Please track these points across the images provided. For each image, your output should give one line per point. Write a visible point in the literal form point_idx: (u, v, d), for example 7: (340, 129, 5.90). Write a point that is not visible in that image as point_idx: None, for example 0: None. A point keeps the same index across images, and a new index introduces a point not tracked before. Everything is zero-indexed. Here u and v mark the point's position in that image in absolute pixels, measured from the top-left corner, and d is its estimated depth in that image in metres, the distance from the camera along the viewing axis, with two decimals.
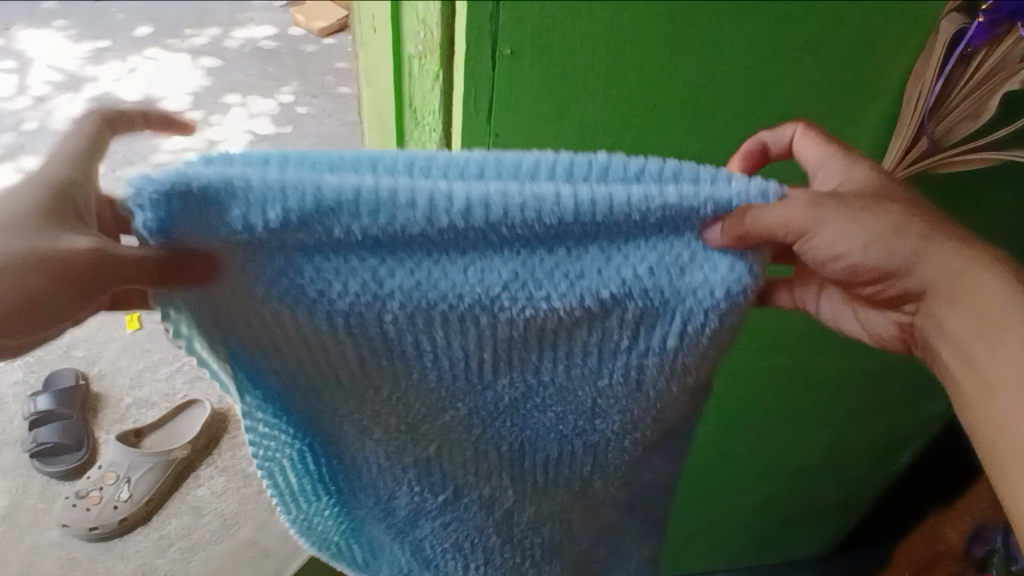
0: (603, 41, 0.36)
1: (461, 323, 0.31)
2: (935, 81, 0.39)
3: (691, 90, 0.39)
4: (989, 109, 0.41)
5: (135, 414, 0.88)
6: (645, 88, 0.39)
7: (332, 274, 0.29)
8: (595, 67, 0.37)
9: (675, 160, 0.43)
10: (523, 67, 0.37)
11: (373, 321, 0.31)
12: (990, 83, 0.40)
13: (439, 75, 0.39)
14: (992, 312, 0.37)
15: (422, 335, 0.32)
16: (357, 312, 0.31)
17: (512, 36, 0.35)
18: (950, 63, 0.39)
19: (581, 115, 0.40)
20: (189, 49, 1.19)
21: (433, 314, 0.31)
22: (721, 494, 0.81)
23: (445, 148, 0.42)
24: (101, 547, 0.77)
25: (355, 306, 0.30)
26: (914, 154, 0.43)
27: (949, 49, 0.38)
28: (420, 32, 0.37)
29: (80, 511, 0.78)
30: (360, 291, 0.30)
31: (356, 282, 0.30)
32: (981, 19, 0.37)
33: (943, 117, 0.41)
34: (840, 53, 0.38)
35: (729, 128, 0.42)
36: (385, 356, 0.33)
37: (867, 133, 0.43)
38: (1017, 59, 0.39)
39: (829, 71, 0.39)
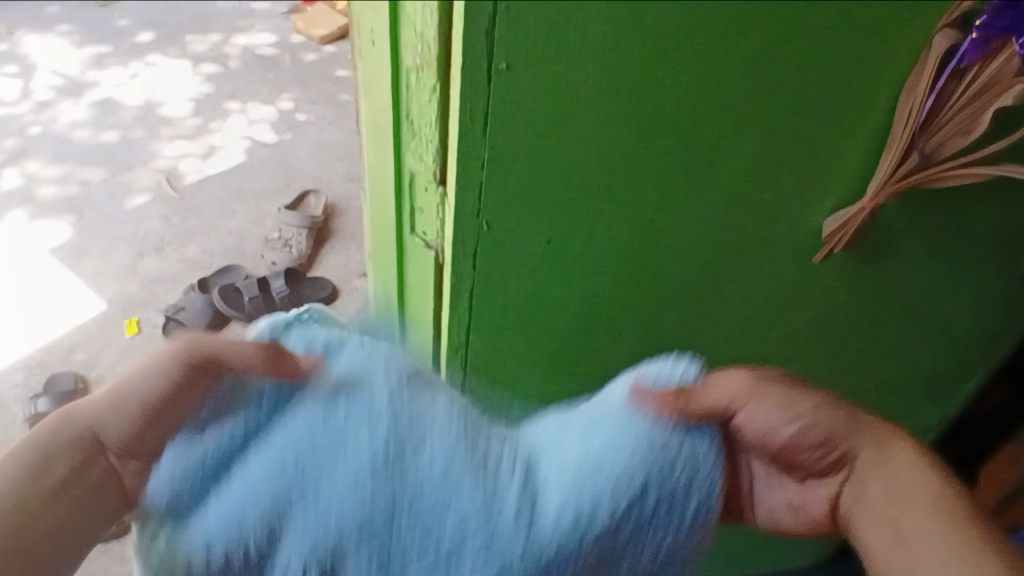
0: (596, 55, 0.37)
1: (426, 550, 0.37)
2: (926, 96, 0.40)
3: (686, 105, 0.40)
4: (979, 127, 0.41)
5: None
6: (638, 102, 0.39)
7: (336, 526, 0.36)
8: (587, 84, 0.38)
9: (666, 176, 0.43)
10: (519, 82, 0.38)
11: (335, 552, 0.37)
12: (983, 100, 0.40)
13: (436, 89, 0.39)
14: (901, 475, 0.42)
15: (338, 543, 0.36)
16: (322, 542, 0.36)
17: (507, 52, 0.36)
18: (943, 78, 0.39)
19: (573, 129, 0.40)
20: (187, 55, 1.15)
21: (361, 523, 0.36)
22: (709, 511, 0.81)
23: (440, 160, 0.43)
24: (99, 550, 0.78)
25: (316, 538, 0.36)
26: (904, 170, 0.43)
27: (940, 64, 0.39)
28: (418, 46, 0.38)
29: None
30: (354, 508, 0.36)
31: (268, 508, 0.36)
32: (975, 36, 0.37)
33: (933, 134, 0.41)
34: (831, 71, 0.39)
35: (717, 151, 0.42)
36: (315, 552, 0.36)
37: (857, 148, 0.43)
38: (1011, 74, 0.39)
39: (819, 91, 0.40)
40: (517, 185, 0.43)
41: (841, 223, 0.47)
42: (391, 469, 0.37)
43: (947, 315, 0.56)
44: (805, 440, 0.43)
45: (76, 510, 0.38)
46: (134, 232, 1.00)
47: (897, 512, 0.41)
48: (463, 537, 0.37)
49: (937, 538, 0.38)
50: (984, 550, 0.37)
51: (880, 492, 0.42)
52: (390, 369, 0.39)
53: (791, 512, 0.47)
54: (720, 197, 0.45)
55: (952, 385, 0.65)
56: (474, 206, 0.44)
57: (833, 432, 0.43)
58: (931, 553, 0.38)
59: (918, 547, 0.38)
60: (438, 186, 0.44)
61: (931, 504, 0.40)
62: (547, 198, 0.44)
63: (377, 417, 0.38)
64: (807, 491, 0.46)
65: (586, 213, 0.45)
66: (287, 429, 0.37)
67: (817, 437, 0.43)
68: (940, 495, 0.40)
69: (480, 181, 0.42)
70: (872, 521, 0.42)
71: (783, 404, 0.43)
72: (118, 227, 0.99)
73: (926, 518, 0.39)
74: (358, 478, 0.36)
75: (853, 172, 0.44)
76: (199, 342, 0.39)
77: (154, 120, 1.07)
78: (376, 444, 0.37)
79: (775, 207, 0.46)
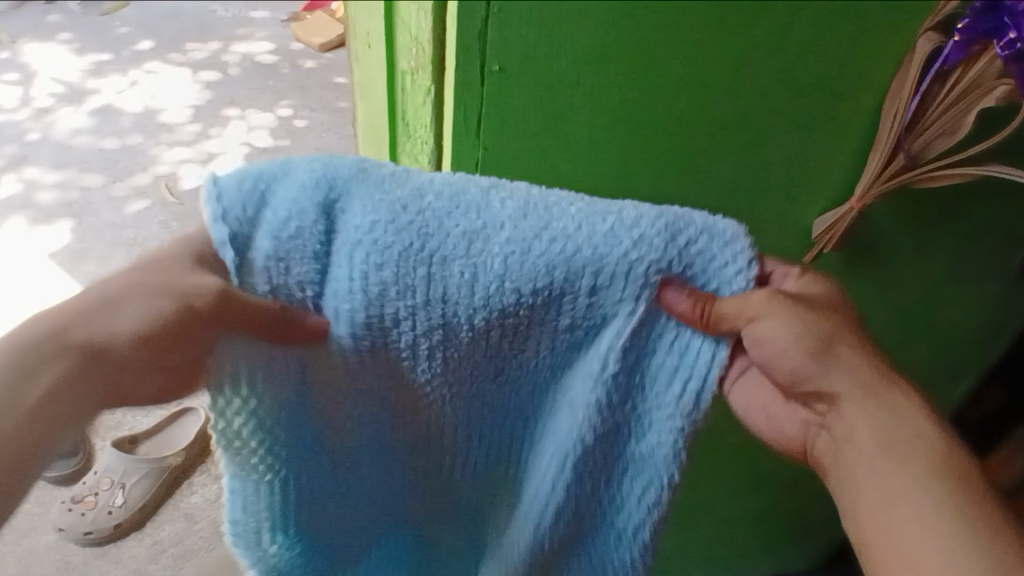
0: (588, 57, 0.37)
1: (495, 349, 0.40)
2: (911, 98, 0.40)
3: (676, 106, 0.40)
4: (964, 127, 0.42)
5: (131, 420, 0.89)
6: (629, 103, 0.40)
7: (412, 349, 0.39)
8: (579, 85, 0.39)
9: (659, 176, 0.44)
10: (511, 84, 0.38)
11: (418, 374, 0.40)
12: (966, 101, 0.41)
13: (431, 90, 0.40)
14: (892, 424, 0.41)
15: (412, 357, 0.39)
16: (393, 367, 0.40)
17: (499, 54, 0.37)
18: (927, 81, 0.40)
19: (567, 129, 0.41)
20: (188, 62, 1.13)
21: (417, 344, 0.39)
22: (711, 513, 0.81)
23: (435, 161, 0.43)
24: (96, 551, 0.78)
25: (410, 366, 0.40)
26: (891, 170, 0.44)
27: (924, 65, 0.39)
28: (413, 48, 0.39)
29: (75, 516, 0.79)
30: (403, 334, 0.38)
31: (349, 342, 0.38)
32: (957, 38, 0.38)
33: (919, 134, 0.42)
34: (816, 75, 0.40)
35: (704, 152, 0.43)
36: (385, 361, 0.39)
37: (846, 151, 0.44)
38: (993, 77, 0.39)
39: (804, 96, 0.41)
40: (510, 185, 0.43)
41: (830, 224, 0.47)
42: (441, 319, 0.38)
43: (937, 320, 0.57)
44: (794, 377, 0.41)
45: (62, 409, 0.37)
46: (131, 236, 0.99)
47: (890, 466, 0.41)
48: (527, 343, 0.40)
49: (928, 502, 0.40)
50: (975, 518, 0.40)
51: (871, 443, 0.42)
52: (418, 235, 0.36)
53: (762, 417, 0.46)
54: (713, 200, 0.46)
55: (944, 386, 0.65)
56: None
57: (817, 363, 0.41)
58: (923, 522, 0.39)
59: (904, 513, 0.40)
60: None
61: (929, 472, 0.41)
62: None
63: (406, 276, 0.36)
64: (784, 412, 0.45)
65: None
66: (331, 291, 0.36)
67: (808, 370, 0.41)
68: (934, 458, 0.41)
69: None
70: (856, 470, 0.42)
71: (799, 325, 0.40)
72: (118, 232, 0.99)
73: (920, 480, 0.40)
74: (397, 316, 0.37)
75: (841, 174, 0.45)
76: (234, 294, 0.35)
77: (154, 127, 1.07)
78: (422, 295, 0.37)
79: (767, 208, 0.47)
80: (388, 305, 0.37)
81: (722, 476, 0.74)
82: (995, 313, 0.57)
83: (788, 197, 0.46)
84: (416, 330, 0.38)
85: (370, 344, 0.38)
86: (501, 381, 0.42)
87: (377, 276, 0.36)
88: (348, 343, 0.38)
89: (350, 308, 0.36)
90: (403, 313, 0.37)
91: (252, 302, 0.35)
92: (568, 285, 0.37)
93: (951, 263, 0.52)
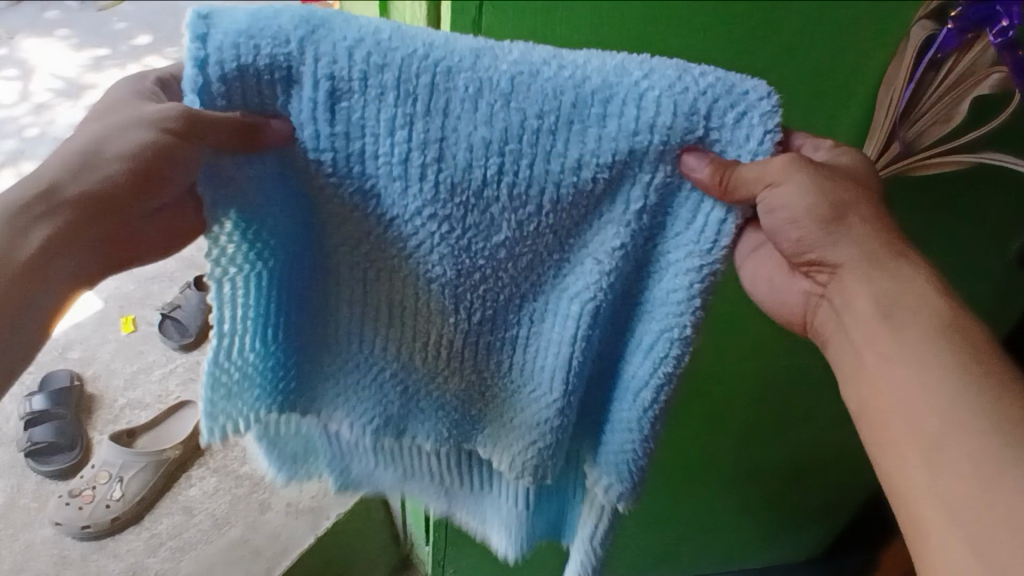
0: (581, 47, 0.37)
1: (482, 195, 0.36)
2: (906, 85, 0.40)
3: None
4: (960, 114, 0.42)
5: (129, 415, 0.87)
6: None
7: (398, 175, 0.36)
8: None
9: None
10: None
11: (403, 210, 0.37)
12: (960, 89, 0.41)
13: None
14: (892, 289, 0.39)
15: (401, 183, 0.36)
16: (376, 192, 0.37)
17: (493, 41, 0.36)
18: (922, 68, 0.40)
19: None
20: None
21: (404, 168, 0.36)
22: (703, 502, 0.82)
23: None
24: (93, 546, 0.78)
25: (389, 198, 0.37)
26: (887, 158, 0.43)
27: (919, 52, 0.39)
28: None
29: (71, 509, 0.77)
30: (385, 162, 0.36)
31: (327, 152, 0.35)
32: (952, 25, 0.38)
33: (914, 122, 0.42)
34: (810, 65, 0.39)
35: None
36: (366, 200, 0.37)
37: (842, 141, 0.44)
38: (987, 64, 0.40)
39: (797, 85, 0.40)
40: None
41: None
42: (441, 136, 0.35)
43: None
44: (800, 248, 0.40)
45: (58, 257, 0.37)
46: None
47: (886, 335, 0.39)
48: (526, 195, 0.36)
49: (925, 367, 0.38)
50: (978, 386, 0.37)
51: (870, 309, 0.39)
52: (425, 43, 0.34)
53: (766, 287, 0.45)
54: None
55: None
56: None
57: (821, 234, 0.39)
58: (921, 386, 0.37)
59: (899, 376, 0.38)
60: None
61: (932, 341, 0.38)
62: None
63: (408, 82, 0.34)
64: (789, 281, 0.44)
65: None
66: (329, 102, 0.34)
67: (801, 238, 0.39)
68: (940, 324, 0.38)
69: None
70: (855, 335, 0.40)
71: (802, 196, 0.37)
72: None
73: (920, 346, 0.38)
74: (390, 121, 0.35)
75: None
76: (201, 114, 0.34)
77: None
78: (421, 109, 0.34)
79: None
80: (393, 124, 0.35)
81: (711, 453, 0.75)
82: None
83: None
84: (404, 151, 0.35)
85: (376, 156, 0.35)
86: (495, 244, 0.38)
87: (378, 77, 0.34)
88: (329, 166, 0.36)
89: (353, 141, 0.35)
90: (397, 132, 0.35)
91: (215, 118, 0.33)
92: (574, 104, 0.34)
93: None
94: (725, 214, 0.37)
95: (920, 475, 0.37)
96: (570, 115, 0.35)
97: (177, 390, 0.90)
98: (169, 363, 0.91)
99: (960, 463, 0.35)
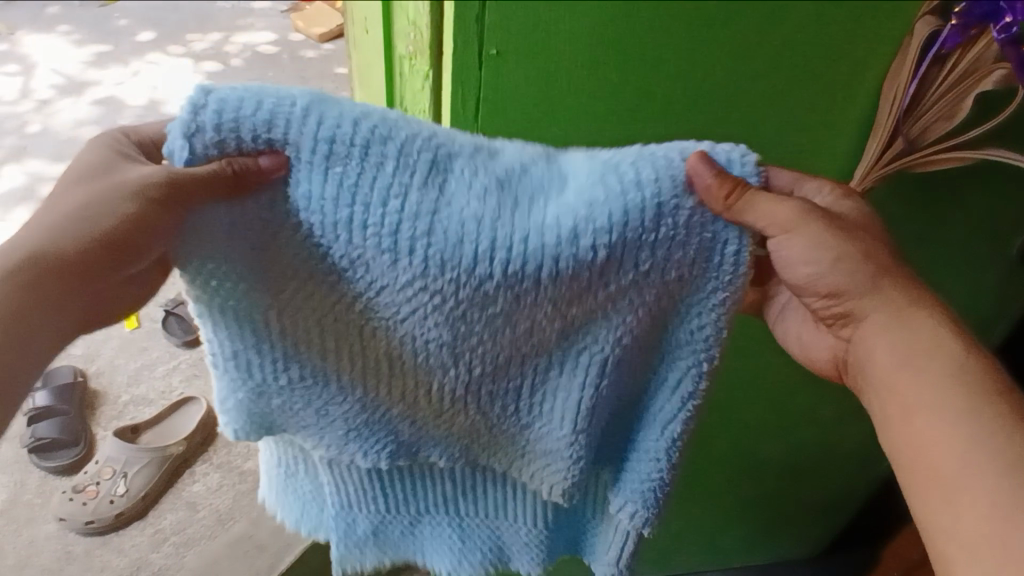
0: (588, 41, 0.37)
1: (477, 262, 0.34)
2: (910, 81, 0.40)
3: (675, 90, 0.40)
4: (964, 110, 0.42)
5: (132, 411, 0.88)
6: (626, 85, 0.39)
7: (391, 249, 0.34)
8: (578, 69, 0.38)
9: None
10: (509, 67, 0.38)
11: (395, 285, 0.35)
12: (963, 85, 0.41)
13: (429, 76, 0.39)
14: (913, 339, 0.39)
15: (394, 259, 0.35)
16: (368, 270, 0.35)
17: (497, 37, 0.36)
18: (925, 65, 0.40)
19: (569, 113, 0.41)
20: (190, 53, 1.02)
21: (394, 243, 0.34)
22: (706, 498, 0.83)
23: None
24: (97, 540, 0.78)
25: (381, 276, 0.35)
26: (890, 155, 0.44)
27: (922, 48, 0.39)
28: (410, 33, 0.39)
29: (76, 505, 0.78)
30: (371, 235, 0.34)
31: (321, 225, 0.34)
32: (953, 22, 0.38)
33: (918, 118, 0.42)
34: (811, 60, 0.40)
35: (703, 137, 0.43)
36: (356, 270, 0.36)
37: (846, 134, 0.44)
38: (991, 61, 0.40)
39: (800, 81, 0.41)
40: None
41: None
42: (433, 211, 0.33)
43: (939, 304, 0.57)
44: (826, 302, 0.40)
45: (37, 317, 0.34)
46: None
47: (905, 381, 0.40)
48: (522, 271, 0.34)
49: (950, 416, 0.38)
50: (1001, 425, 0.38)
51: (889, 352, 0.40)
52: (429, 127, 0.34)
53: (798, 345, 0.47)
54: None
55: None
56: None
57: (852, 293, 0.39)
58: (942, 434, 0.38)
59: (922, 424, 0.39)
60: None
61: (951, 364, 0.39)
62: None
63: (407, 154, 0.33)
64: (816, 336, 0.45)
65: None
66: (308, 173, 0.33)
67: (826, 292, 0.40)
68: (961, 376, 0.39)
69: None
70: (875, 382, 0.41)
71: (803, 250, 0.38)
72: None
73: (942, 391, 0.39)
74: (383, 191, 0.33)
75: (842, 158, 0.45)
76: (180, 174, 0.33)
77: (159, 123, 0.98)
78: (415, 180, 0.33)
79: None
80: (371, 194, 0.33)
81: (714, 453, 0.75)
82: (996, 296, 0.57)
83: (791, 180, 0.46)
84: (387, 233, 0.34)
85: (364, 230, 0.34)
86: (491, 314, 0.36)
87: (376, 152, 0.33)
88: (314, 230, 0.35)
89: (337, 215, 0.34)
90: (383, 204, 0.33)
91: (197, 173, 0.32)
92: (598, 184, 0.34)
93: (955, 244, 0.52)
94: (738, 242, 0.35)
95: (955, 522, 0.38)
96: (572, 190, 0.34)
97: (181, 387, 0.90)
98: (172, 359, 0.90)
99: (982, 502, 0.37)
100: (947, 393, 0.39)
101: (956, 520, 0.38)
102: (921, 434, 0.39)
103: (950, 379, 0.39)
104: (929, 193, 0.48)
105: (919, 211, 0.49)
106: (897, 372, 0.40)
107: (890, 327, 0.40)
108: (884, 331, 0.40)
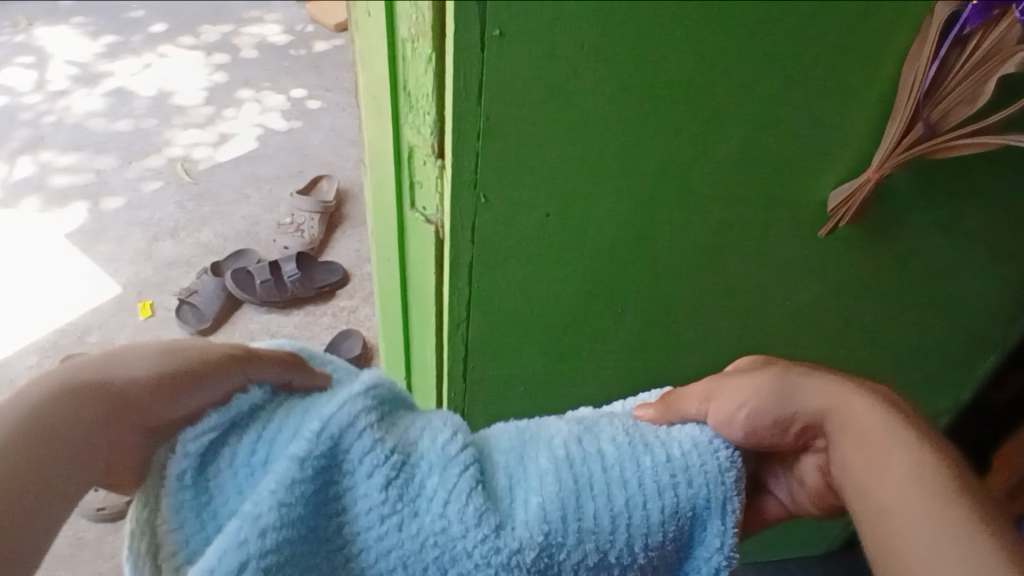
0: (593, 22, 0.36)
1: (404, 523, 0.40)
2: (930, 63, 0.39)
3: (685, 68, 0.39)
4: (985, 95, 0.40)
5: None
6: (632, 65, 0.38)
7: (377, 446, 0.40)
8: (583, 51, 0.37)
9: (667, 148, 0.43)
10: (512, 51, 0.37)
11: (418, 467, 0.41)
12: (986, 68, 0.39)
13: (431, 59, 0.39)
14: (883, 442, 0.42)
15: (373, 432, 0.40)
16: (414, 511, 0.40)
17: (501, 18, 0.36)
18: (946, 45, 0.38)
19: (572, 100, 0.40)
20: (198, 45, 1.11)
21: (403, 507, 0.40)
22: None
23: (437, 133, 0.42)
24: (108, 528, 0.80)
25: (435, 433, 0.42)
26: (910, 139, 0.42)
27: (942, 30, 0.38)
28: (413, 15, 0.38)
29: (88, 491, 0.80)
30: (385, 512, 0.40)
31: (287, 493, 0.37)
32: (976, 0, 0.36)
33: (938, 102, 0.40)
34: (823, 39, 0.38)
35: (716, 121, 0.42)
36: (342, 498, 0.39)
37: (865, 116, 0.42)
38: (1014, 40, 0.38)
39: (816, 62, 0.39)
40: (513, 155, 0.42)
41: (847, 196, 0.46)
42: (468, 512, 0.40)
43: (957, 300, 0.55)
44: (783, 425, 0.47)
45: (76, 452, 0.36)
46: (150, 217, 1.02)
47: (876, 472, 0.44)
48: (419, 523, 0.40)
49: (906, 484, 0.42)
50: (952, 499, 0.41)
51: (844, 438, 0.46)
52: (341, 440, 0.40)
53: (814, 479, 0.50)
54: (723, 170, 0.44)
55: (960, 374, 0.64)
56: (472, 176, 0.43)
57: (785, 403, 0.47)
58: (900, 484, 0.42)
59: (911, 525, 0.41)
60: (437, 159, 0.44)
61: (893, 437, 0.44)
62: (545, 173, 0.43)
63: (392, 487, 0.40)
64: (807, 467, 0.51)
65: (584, 181, 0.44)
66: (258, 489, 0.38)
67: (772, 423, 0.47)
68: (921, 473, 0.42)
69: (477, 152, 0.42)
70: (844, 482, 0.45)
71: (752, 389, 0.47)
72: (136, 212, 1.01)
73: (898, 464, 0.43)
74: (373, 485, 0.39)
75: (857, 144, 0.44)
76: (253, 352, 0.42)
77: (167, 108, 1.02)
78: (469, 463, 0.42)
79: (777, 179, 0.45)
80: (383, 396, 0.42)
81: None
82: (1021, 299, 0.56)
83: (809, 165, 0.45)
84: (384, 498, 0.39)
85: (378, 471, 0.40)
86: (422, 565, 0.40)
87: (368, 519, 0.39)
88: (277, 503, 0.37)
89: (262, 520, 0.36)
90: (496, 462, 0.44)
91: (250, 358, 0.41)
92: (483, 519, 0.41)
93: (971, 239, 0.50)
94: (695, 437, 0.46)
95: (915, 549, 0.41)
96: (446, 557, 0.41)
97: None
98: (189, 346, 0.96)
99: (920, 533, 0.41)
100: (898, 456, 0.43)
101: (911, 539, 0.41)
102: (877, 487, 0.43)
103: (901, 442, 0.44)
104: (948, 183, 0.46)
105: (936, 203, 0.47)
106: (840, 438, 0.46)
107: (826, 384, 0.47)
108: (819, 389, 0.47)
